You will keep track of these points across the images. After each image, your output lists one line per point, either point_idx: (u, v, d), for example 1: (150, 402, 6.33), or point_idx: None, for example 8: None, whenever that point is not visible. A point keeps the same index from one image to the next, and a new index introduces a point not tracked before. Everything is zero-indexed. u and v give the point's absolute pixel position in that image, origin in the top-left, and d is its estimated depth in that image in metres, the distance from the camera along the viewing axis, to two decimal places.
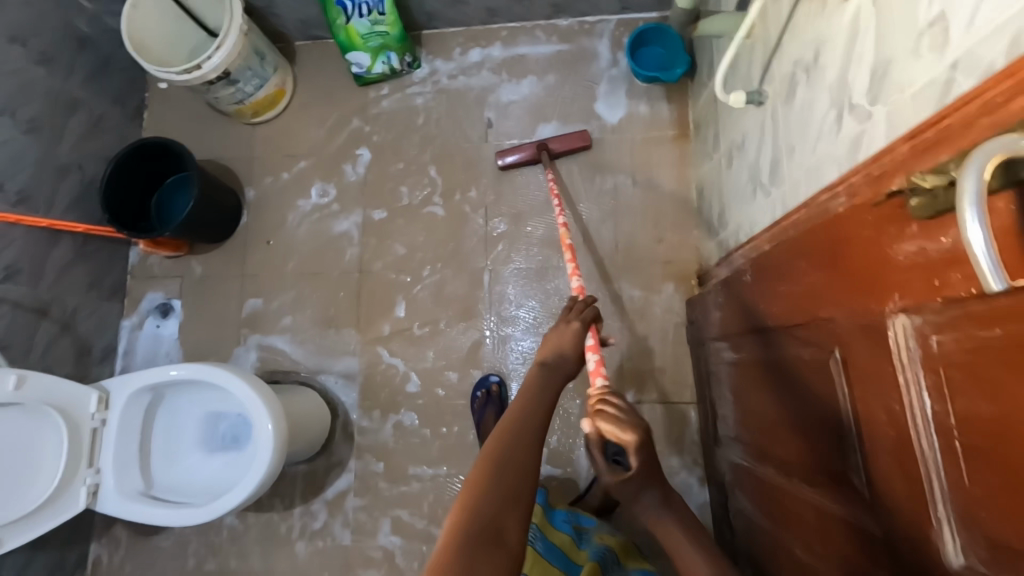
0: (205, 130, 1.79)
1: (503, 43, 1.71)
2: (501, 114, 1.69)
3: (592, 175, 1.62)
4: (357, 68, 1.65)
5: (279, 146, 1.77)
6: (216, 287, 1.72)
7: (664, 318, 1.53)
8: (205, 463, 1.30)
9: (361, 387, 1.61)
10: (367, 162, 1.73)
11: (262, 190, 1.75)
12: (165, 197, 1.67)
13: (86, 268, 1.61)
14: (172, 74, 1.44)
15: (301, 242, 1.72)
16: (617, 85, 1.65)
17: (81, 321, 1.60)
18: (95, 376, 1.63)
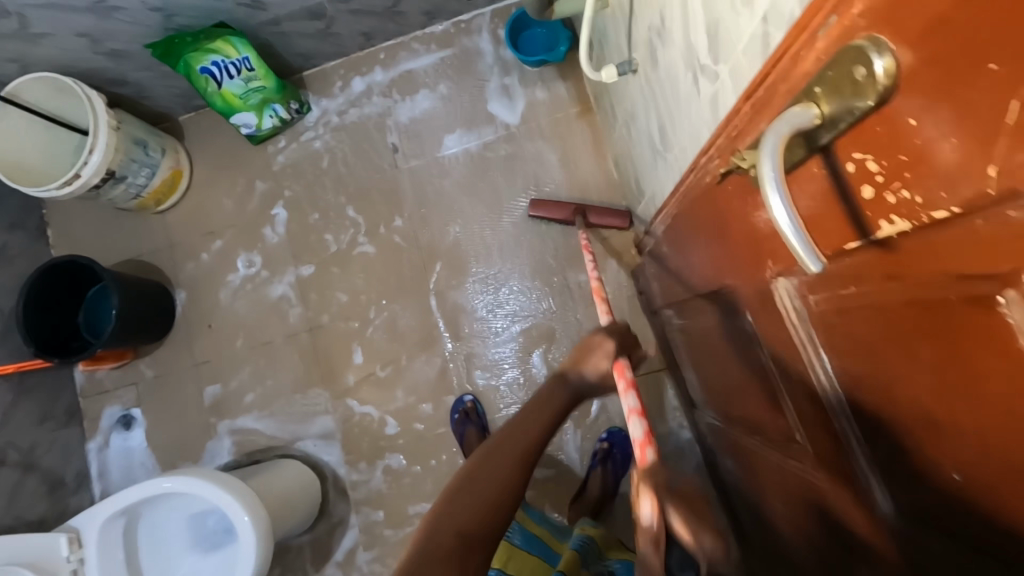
0: (115, 231, 1.72)
1: (384, 65, 1.67)
2: (405, 135, 1.65)
3: (508, 172, 1.59)
4: (246, 128, 1.60)
5: (192, 227, 1.71)
6: (171, 384, 1.68)
7: (615, 294, 1.52)
8: (201, 565, 1.29)
9: (342, 443, 1.59)
10: (286, 220, 1.69)
11: (188, 276, 1.70)
12: (91, 310, 1.61)
13: (31, 405, 1.55)
14: (54, 191, 1.38)
15: (242, 317, 1.68)
16: (510, 76, 1.62)
17: (43, 459, 1.55)
18: (74, 507, 1.59)
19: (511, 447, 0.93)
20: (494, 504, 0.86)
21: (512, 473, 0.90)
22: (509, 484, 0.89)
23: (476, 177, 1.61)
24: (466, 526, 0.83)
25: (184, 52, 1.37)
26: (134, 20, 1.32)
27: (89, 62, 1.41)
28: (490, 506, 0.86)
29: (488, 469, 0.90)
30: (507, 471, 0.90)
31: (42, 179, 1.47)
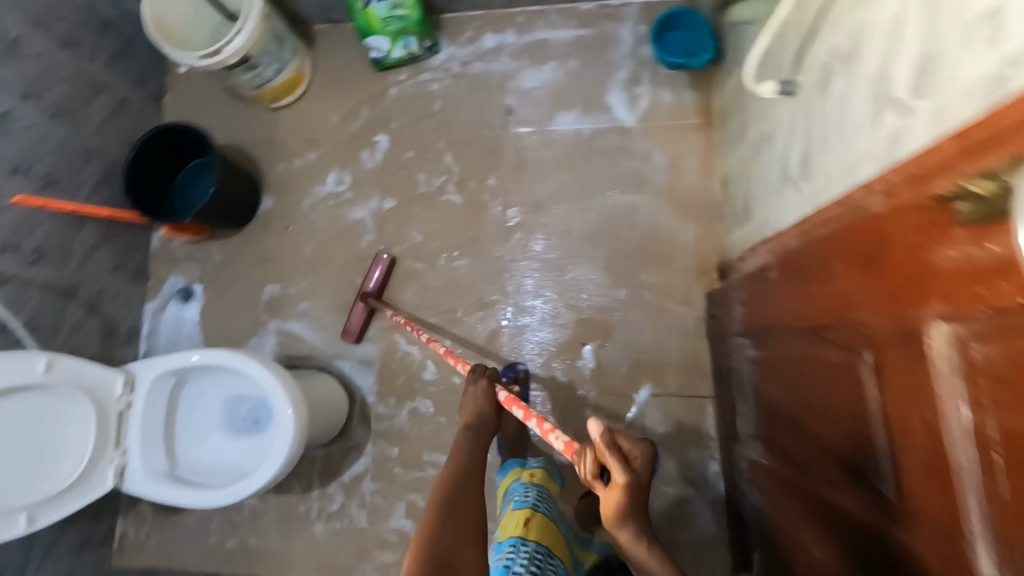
0: (225, 114, 1.78)
1: (520, 29, 1.68)
2: (521, 100, 1.66)
3: (612, 163, 1.58)
4: (376, 52, 1.64)
5: (296, 131, 1.76)
6: (236, 271, 1.74)
7: (684, 311, 1.50)
8: (223, 449, 1.30)
9: (379, 373, 1.63)
10: (385, 149, 1.72)
11: (278, 175, 1.76)
12: (185, 181, 1.66)
13: (110, 251, 1.62)
14: (194, 60, 1.43)
15: (317, 228, 1.72)
16: (641, 70, 1.60)
17: (106, 305, 1.62)
18: (120, 356, 1.66)
19: (458, 478, 1.05)
20: (469, 524, 0.96)
21: (472, 496, 1.02)
22: (473, 511, 1.00)
23: (579, 159, 1.60)
24: (449, 546, 0.90)
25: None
26: None
27: None
28: (469, 528, 0.95)
29: (452, 508, 0.98)
30: (466, 493, 1.02)
31: (182, 45, 1.52)
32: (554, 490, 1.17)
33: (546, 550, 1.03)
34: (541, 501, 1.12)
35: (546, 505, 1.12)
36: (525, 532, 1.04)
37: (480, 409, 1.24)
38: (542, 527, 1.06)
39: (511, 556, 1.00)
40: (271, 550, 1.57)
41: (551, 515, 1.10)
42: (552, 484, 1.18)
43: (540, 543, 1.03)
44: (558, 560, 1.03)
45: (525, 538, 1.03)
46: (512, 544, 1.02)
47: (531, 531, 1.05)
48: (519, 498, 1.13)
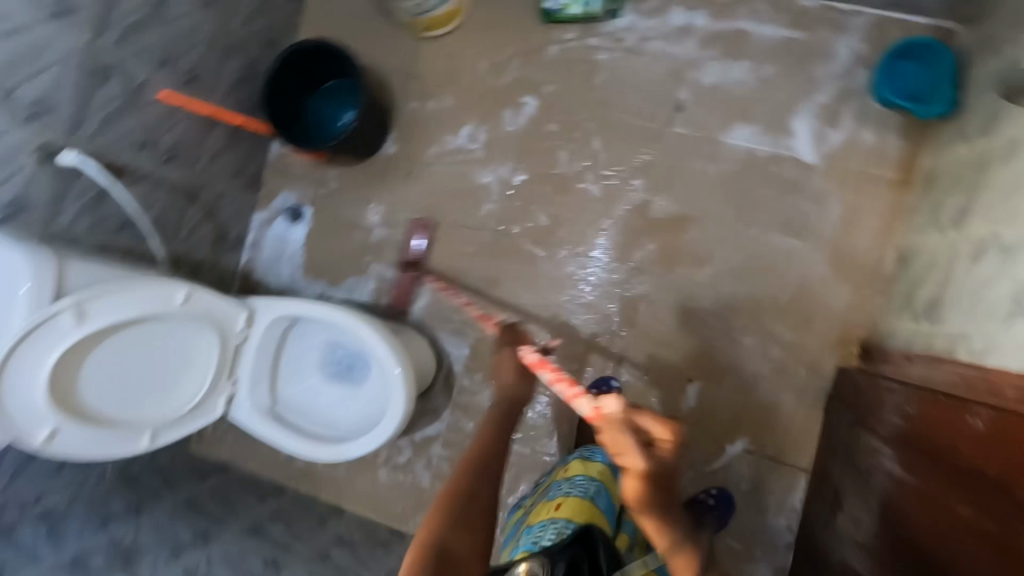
0: (370, 31, 1.64)
1: (719, 11, 1.45)
2: (696, 97, 1.46)
3: (778, 196, 1.41)
4: (551, 3, 1.47)
5: (441, 69, 1.61)
6: (349, 204, 1.68)
7: (807, 377, 1.39)
8: (318, 395, 1.29)
9: (472, 347, 1.60)
10: (531, 114, 1.57)
11: (410, 114, 1.64)
12: (321, 100, 1.57)
13: (233, 157, 1.57)
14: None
15: (440, 181, 1.63)
16: (847, 97, 1.38)
17: (221, 210, 1.60)
18: (224, 262, 1.66)
19: (485, 454, 0.96)
20: (473, 527, 0.88)
21: (466, 527, 0.87)
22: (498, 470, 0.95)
23: (742, 182, 1.43)
24: (449, 539, 0.86)
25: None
26: None
27: None
28: (471, 525, 0.88)
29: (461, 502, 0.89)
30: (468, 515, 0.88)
31: None
32: (593, 473, 1.13)
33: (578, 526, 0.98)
34: (580, 485, 1.10)
35: (581, 488, 1.09)
36: (554, 512, 1.03)
37: (505, 386, 1.08)
38: (574, 508, 1.02)
39: (538, 536, 0.99)
40: (336, 480, 1.65)
41: (585, 493, 1.06)
42: (591, 467, 1.15)
43: (565, 519, 0.99)
44: None
45: (555, 516, 1.02)
46: (542, 524, 1.01)
47: (562, 511, 1.02)
48: (560, 485, 1.12)
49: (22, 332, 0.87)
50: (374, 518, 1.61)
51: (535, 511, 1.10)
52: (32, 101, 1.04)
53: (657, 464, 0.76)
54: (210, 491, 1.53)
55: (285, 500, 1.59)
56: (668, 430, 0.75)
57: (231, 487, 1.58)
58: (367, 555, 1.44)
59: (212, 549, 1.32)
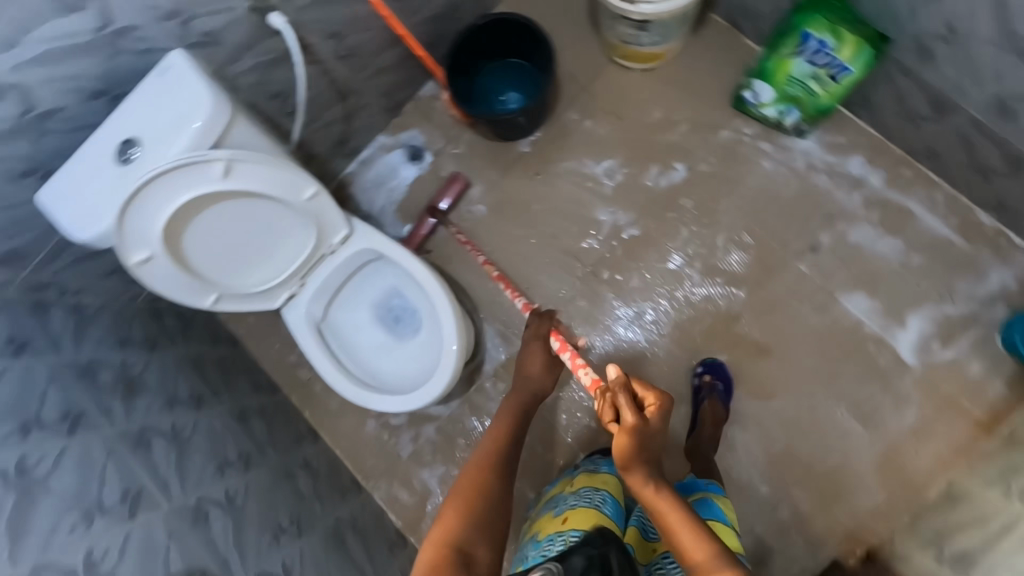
0: (571, 32, 1.65)
1: (896, 182, 1.44)
2: (835, 247, 1.45)
3: (863, 376, 1.40)
4: (750, 96, 1.43)
5: (615, 98, 1.61)
6: (467, 172, 1.68)
7: (802, 554, 1.37)
8: (364, 328, 1.31)
9: (510, 357, 1.60)
10: (675, 181, 1.56)
11: (565, 122, 1.64)
12: (496, 72, 1.59)
13: (393, 78, 1.58)
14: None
15: (560, 195, 1.62)
16: (973, 321, 1.37)
17: (357, 118, 1.61)
18: (332, 164, 1.67)
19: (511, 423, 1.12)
20: (492, 525, 0.92)
21: (484, 514, 0.93)
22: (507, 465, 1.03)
23: (836, 345, 1.42)
24: (472, 541, 0.89)
25: (808, 17, 1.23)
26: None
27: None
28: (488, 525, 0.91)
29: (478, 497, 0.94)
30: (481, 501, 0.94)
31: None
32: (599, 483, 1.12)
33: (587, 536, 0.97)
34: (583, 496, 1.07)
35: (586, 498, 1.07)
36: (561, 525, 1.01)
37: (529, 376, 1.22)
38: (580, 518, 1.01)
39: (547, 549, 0.97)
40: (327, 408, 1.66)
41: (590, 503, 1.05)
42: (595, 478, 1.14)
43: (574, 529, 0.98)
44: None
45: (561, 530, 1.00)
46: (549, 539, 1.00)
47: (570, 522, 1.00)
48: (562, 501, 1.09)
49: (174, 164, 0.88)
50: (342, 460, 1.62)
51: (542, 522, 1.08)
52: None
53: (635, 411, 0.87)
54: (217, 360, 1.54)
55: (275, 402, 1.60)
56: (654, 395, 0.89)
57: (235, 366, 1.59)
58: (325, 493, 1.45)
59: (200, 418, 1.30)
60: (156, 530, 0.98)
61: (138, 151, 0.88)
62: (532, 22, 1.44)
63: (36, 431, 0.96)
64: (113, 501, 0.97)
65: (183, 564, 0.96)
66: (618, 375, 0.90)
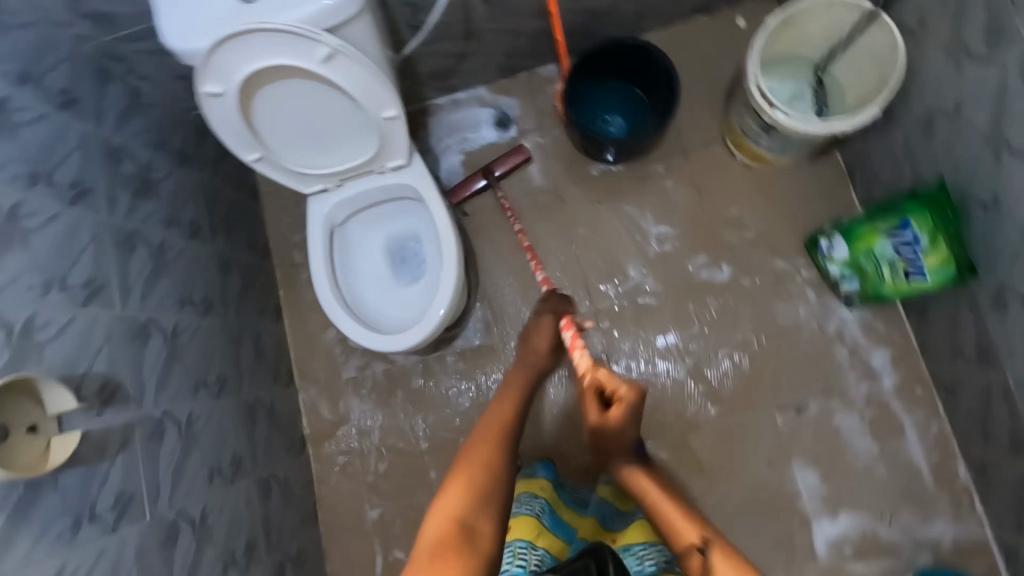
0: (703, 94, 1.63)
1: (904, 395, 1.44)
2: (816, 418, 1.45)
3: (772, 542, 1.41)
4: (824, 245, 1.42)
5: (707, 175, 1.59)
6: (538, 164, 1.67)
7: None
8: (372, 252, 1.36)
9: (482, 347, 1.61)
10: (715, 279, 1.55)
11: (650, 171, 1.62)
12: (615, 92, 1.57)
13: (522, 44, 1.56)
14: (754, 85, 1.27)
15: (608, 232, 1.62)
16: (895, 553, 1.38)
17: (470, 61, 1.59)
18: (425, 88, 1.65)
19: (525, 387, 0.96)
20: (492, 489, 0.75)
21: (498, 471, 0.77)
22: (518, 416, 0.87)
23: (765, 503, 1.43)
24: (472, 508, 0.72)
25: (915, 207, 1.21)
26: (976, 172, 1.11)
27: (912, 104, 1.23)
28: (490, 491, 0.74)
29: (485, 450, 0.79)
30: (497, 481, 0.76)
31: (769, 44, 1.35)
32: (537, 488, 1.13)
33: (530, 547, 1.01)
34: (524, 502, 1.09)
35: (527, 504, 1.08)
36: (506, 538, 1.03)
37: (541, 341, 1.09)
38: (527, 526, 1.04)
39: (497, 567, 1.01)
40: (301, 298, 1.69)
41: (532, 509, 1.07)
42: (533, 483, 1.15)
43: (520, 540, 1.01)
44: (546, 551, 1.01)
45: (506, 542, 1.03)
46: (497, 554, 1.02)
47: (514, 533, 1.03)
48: None
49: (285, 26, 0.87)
50: (289, 349, 1.65)
51: None
52: None
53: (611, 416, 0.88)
54: (231, 202, 1.56)
55: (260, 268, 1.63)
56: (625, 391, 0.88)
57: (243, 216, 1.61)
58: (259, 371, 1.48)
59: (187, 247, 1.32)
60: (99, 327, 1.01)
61: None
62: (673, 70, 1.39)
63: (43, 185, 0.98)
64: (76, 282, 0.99)
65: (104, 370, 0.99)
66: (586, 372, 0.90)
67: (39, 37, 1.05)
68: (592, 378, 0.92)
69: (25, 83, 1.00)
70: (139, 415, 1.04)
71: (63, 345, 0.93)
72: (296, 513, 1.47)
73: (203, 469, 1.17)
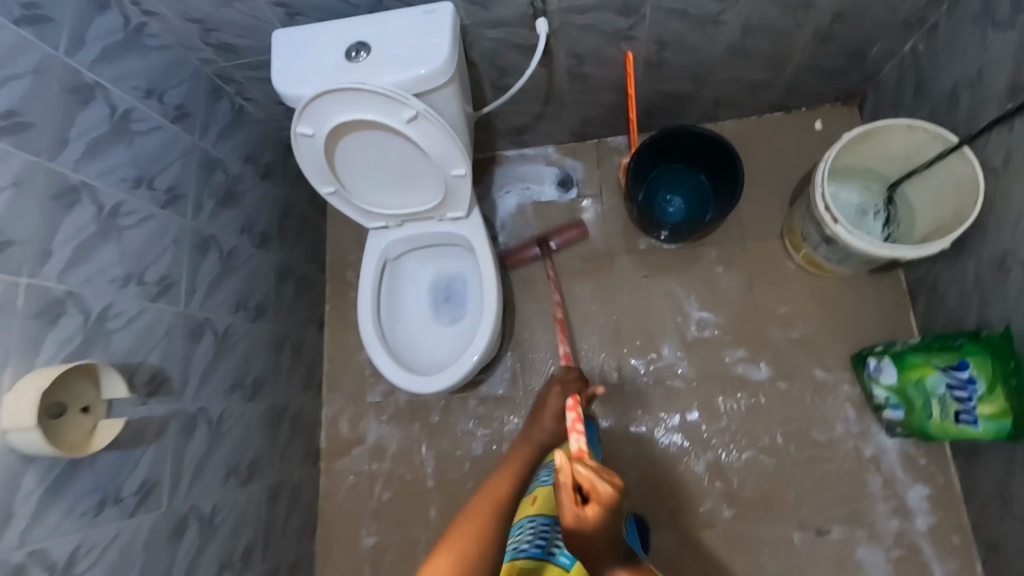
0: (769, 189, 1.62)
1: (938, 541, 1.34)
2: (837, 544, 1.37)
3: None
4: (873, 366, 1.37)
5: (760, 269, 1.58)
6: (592, 229, 1.70)
7: None
8: (418, 290, 1.42)
9: (505, 397, 1.63)
10: (752, 375, 1.51)
11: (702, 255, 1.62)
12: (679, 175, 1.59)
13: (597, 115, 1.62)
14: (823, 198, 1.25)
15: (650, 307, 1.61)
16: None
17: (545, 123, 1.65)
18: (498, 140, 1.73)
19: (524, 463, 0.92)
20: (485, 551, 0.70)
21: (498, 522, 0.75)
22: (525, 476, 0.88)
23: None
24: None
25: (974, 348, 1.15)
26: None
27: (988, 243, 1.18)
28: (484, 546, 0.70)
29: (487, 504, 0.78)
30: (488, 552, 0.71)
31: (842, 157, 1.34)
32: None
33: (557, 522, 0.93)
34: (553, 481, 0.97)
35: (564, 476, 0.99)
36: (531, 507, 0.95)
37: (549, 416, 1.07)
38: (551, 500, 0.96)
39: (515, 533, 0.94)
40: (345, 314, 1.76)
41: None
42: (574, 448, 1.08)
43: (542, 517, 0.93)
44: None
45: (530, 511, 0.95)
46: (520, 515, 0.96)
47: (539, 506, 0.94)
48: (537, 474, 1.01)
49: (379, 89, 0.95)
50: (324, 361, 1.72)
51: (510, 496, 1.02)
52: None
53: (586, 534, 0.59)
54: (301, 217, 1.67)
55: (314, 280, 1.72)
56: (608, 484, 0.59)
57: (309, 230, 1.72)
58: (293, 379, 1.55)
59: (253, 255, 1.42)
60: (162, 321, 1.10)
61: (365, 56, 0.96)
62: (742, 166, 1.38)
63: (144, 187, 1.09)
64: (152, 278, 1.08)
65: (157, 362, 1.07)
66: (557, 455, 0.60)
67: (170, 57, 1.18)
68: (562, 469, 0.61)
69: (150, 96, 1.12)
70: (178, 409, 1.11)
71: (128, 335, 1.02)
72: (298, 522, 1.51)
73: (222, 467, 1.23)
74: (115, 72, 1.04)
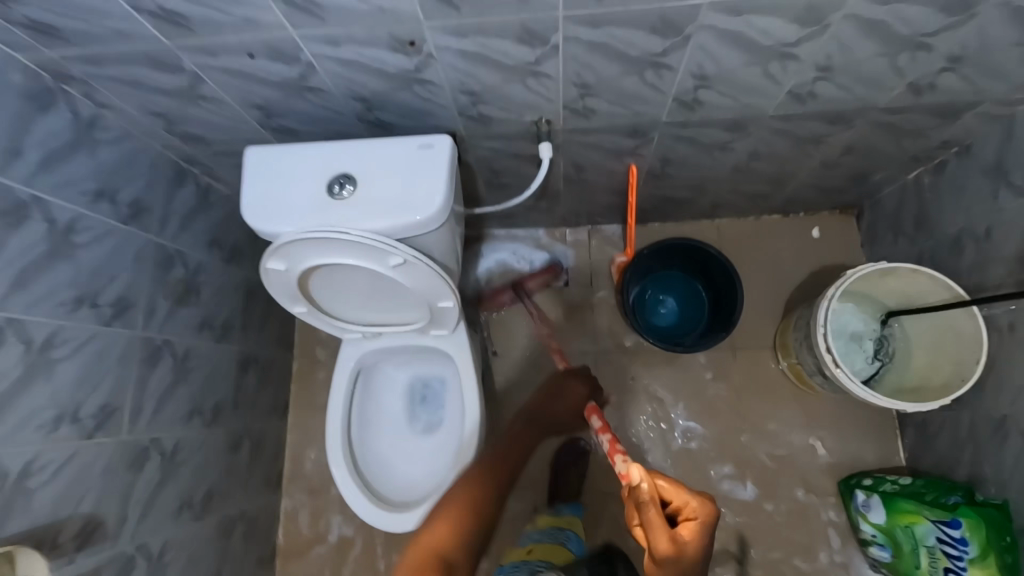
0: (763, 295, 1.58)
1: None
2: None
3: None
4: (860, 499, 1.33)
5: (750, 379, 1.53)
6: (581, 321, 1.63)
7: None
8: (394, 395, 1.32)
9: None
10: (738, 493, 1.46)
11: (692, 359, 1.56)
12: (674, 277, 1.54)
13: (593, 208, 1.54)
14: (823, 338, 1.23)
15: (637, 411, 1.54)
16: None
17: (538, 211, 1.57)
18: (487, 221, 1.63)
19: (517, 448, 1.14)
20: (474, 526, 0.91)
21: (490, 499, 0.99)
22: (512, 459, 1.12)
23: None
24: (449, 551, 0.85)
25: (968, 511, 1.11)
26: None
27: (986, 397, 1.16)
28: (475, 518, 0.93)
29: (486, 484, 1.02)
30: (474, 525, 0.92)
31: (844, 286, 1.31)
32: (563, 525, 1.29)
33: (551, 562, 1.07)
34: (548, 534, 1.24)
35: (552, 534, 1.23)
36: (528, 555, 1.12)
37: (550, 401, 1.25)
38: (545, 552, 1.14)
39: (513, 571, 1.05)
40: (313, 398, 1.64)
41: (555, 540, 1.20)
42: (559, 519, 1.32)
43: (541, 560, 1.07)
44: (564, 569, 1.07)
45: (525, 557, 1.10)
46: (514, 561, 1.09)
47: (534, 553, 1.12)
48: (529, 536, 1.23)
49: (365, 234, 0.85)
50: (286, 447, 1.60)
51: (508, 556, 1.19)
52: (588, 107, 1.00)
53: (681, 554, 0.73)
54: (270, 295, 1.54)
55: (280, 361, 1.59)
56: (696, 508, 0.76)
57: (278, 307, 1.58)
58: (250, 478, 1.42)
59: (213, 351, 1.29)
60: (97, 460, 0.97)
61: (349, 192, 0.86)
62: (741, 290, 1.33)
63: (85, 308, 0.96)
64: (88, 412, 0.95)
65: (89, 510, 0.95)
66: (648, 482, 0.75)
67: (126, 151, 1.05)
68: (652, 489, 0.76)
69: (100, 200, 0.99)
70: (112, 555, 0.98)
71: (54, 487, 0.89)
72: None
73: None
74: (57, 182, 0.91)
